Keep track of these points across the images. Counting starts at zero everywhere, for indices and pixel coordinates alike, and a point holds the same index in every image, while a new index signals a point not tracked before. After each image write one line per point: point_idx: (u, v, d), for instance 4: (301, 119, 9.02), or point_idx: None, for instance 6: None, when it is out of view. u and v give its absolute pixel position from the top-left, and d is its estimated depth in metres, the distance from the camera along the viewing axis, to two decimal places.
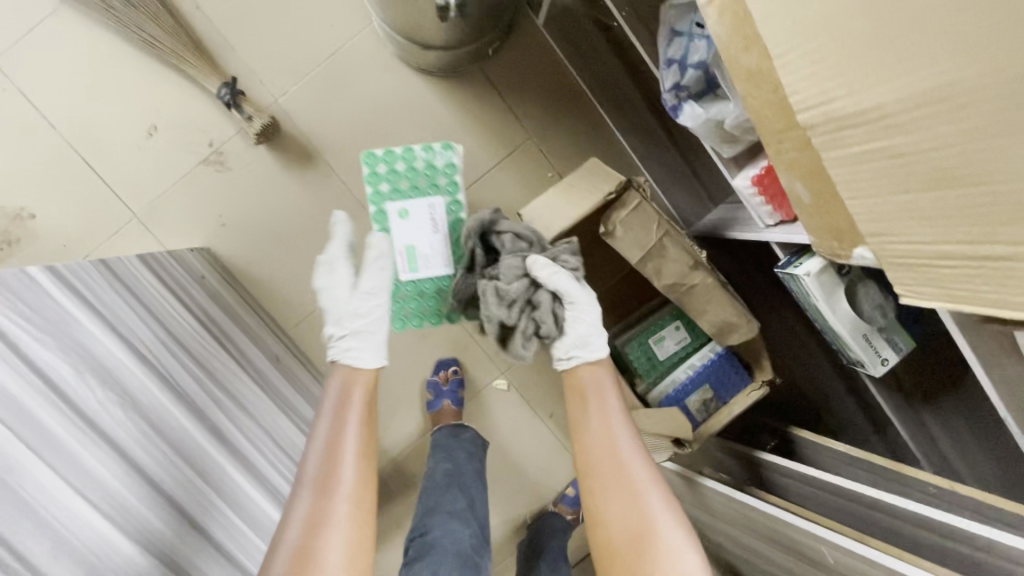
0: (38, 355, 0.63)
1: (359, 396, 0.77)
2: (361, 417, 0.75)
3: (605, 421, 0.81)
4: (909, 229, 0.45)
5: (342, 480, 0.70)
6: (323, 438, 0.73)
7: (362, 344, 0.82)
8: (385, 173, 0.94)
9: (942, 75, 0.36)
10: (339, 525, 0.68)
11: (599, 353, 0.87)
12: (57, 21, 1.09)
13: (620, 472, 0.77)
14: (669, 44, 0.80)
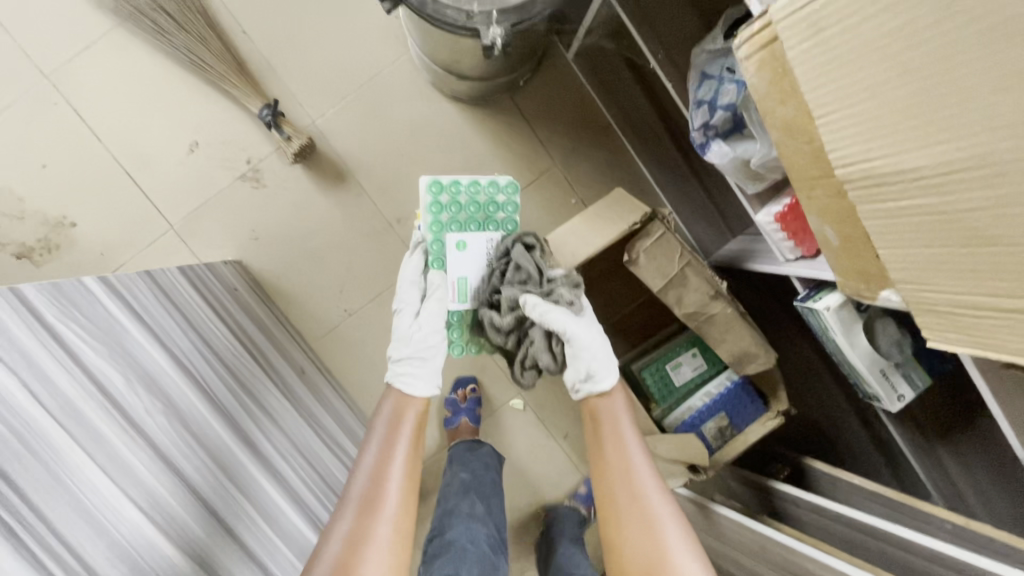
0: (90, 360, 0.65)
1: (410, 422, 0.81)
2: (410, 442, 0.78)
3: (619, 446, 0.81)
4: (940, 278, 0.48)
5: (384, 501, 0.72)
6: (371, 460, 0.76)
7: (418, 371, 0.85)
8: (447, 203, 0.89)
9: (979, 141, 0.39)
10: (377, 544, 0.70)
11: (603, 386, 0.85)
12: (110, 40, 1.14)
13: (636, 500, 0.77)
14: (700, 85, 0.84)
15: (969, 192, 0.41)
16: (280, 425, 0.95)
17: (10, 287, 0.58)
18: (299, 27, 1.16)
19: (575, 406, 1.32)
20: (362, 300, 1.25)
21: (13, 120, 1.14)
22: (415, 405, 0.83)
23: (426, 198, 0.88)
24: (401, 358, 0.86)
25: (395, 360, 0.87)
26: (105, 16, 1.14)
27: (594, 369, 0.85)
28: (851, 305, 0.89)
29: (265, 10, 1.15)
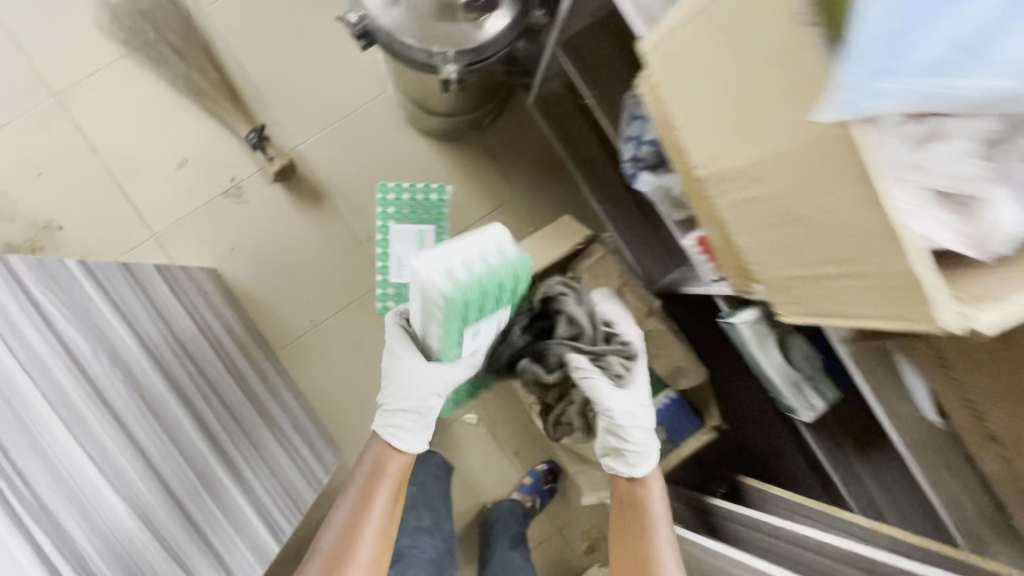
0: (63, 326, 0.72)
1: (391, 475, 0.85)
2: (386, 498, 0.83)
3: (645, 524, 0.86)
4: (781, 256, 0.54)
5: (354, 556, 0.79)
6: (343, 516, 0.82)
7: (410, 427, 0.87)
8: (464, 305, 0.65)
9: (774, 133, 0.47)
10: None
11: (636, 471, 0.90)
12: (116, 66, 1.27)
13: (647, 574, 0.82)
14: (630, 123, 0.97)
15: (777, 176, 0.48)
16: (238, 419, 1.00)
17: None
18: (289, 65, 1.30)
19: (527, 424, 1.38)
20: (329, 311, 1.33)
21: (20, 131, 1.25)
22: (396, 459, 0.86)
23: (432, 308, 0.67)
24: (395, 410, 0.86)
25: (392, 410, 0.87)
26: (114, 45, 1.27)
27: (631, 450, 0.90)
28: (764, 320, 1.00)
29: (259, 48, 1.29)
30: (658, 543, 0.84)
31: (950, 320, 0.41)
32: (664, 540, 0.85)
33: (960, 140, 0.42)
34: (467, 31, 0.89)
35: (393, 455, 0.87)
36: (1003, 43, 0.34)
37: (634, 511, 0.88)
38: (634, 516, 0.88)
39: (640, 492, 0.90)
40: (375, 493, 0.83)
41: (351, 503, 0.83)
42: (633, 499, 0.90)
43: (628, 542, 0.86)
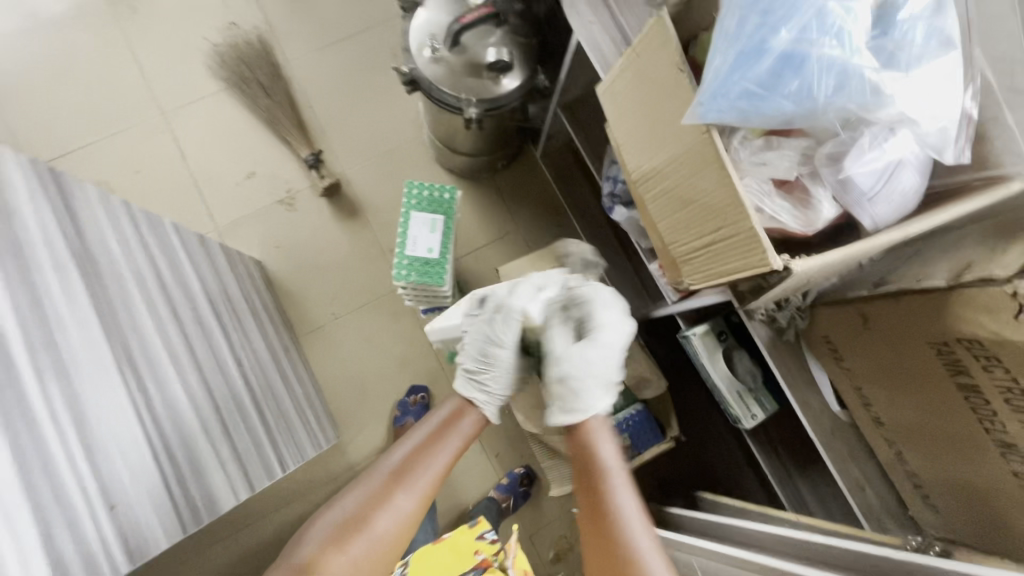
0: (156, 253, 0.94)
1: (467, 425, 0.88)
2: (458, 445, 0.85)
3: (596, 475, 0.80)
4: (682, 234, 0.75)
5: (417, 476, 0.78)
6: (418, 440, 0.83)
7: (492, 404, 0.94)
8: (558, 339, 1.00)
9: (667, 142, 0.70)
10: (396, 512, 0.75)
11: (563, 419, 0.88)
12: (214, 98, 1.61)
13: (606, 527, 0.75)
14: (609, 166, 1.22)
15: (672, 173, 0.71)
16: (263, 370, 1.18)
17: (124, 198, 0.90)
18: (347, 109, 1.63)
19: (509, 428, 1.51)
20: (349, 307, 1.55)
21: (129, 138, 1.57)
22: (472, 417, 0.90)
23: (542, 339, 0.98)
24: (495, 391, 0.93)
25: (491, 389, 0.93)
26: (216, 83, 1.62)
27: (560, 396, 0.88)
28: (712, 334, 1.15)
29: (327, 95, 1.63)
30: (613, 494, 0.77)
31: (773, 262, 0.61)
32: (620, 484, 0.79)
33: (786, 150, 0.65)
34: (488, 86, 1.18)
35: (469, 414, 0.90)
36: (785, 82, 0.58)
37: (584, 468, 0.83)
38: (584, 472, 0.82)
39: (589, 445, 0.86)
40: (450, 434, 0.86)
41: (424, 432, 0.85)
42: (585, 458, 0.84)
43: (588, 496, 0.80)
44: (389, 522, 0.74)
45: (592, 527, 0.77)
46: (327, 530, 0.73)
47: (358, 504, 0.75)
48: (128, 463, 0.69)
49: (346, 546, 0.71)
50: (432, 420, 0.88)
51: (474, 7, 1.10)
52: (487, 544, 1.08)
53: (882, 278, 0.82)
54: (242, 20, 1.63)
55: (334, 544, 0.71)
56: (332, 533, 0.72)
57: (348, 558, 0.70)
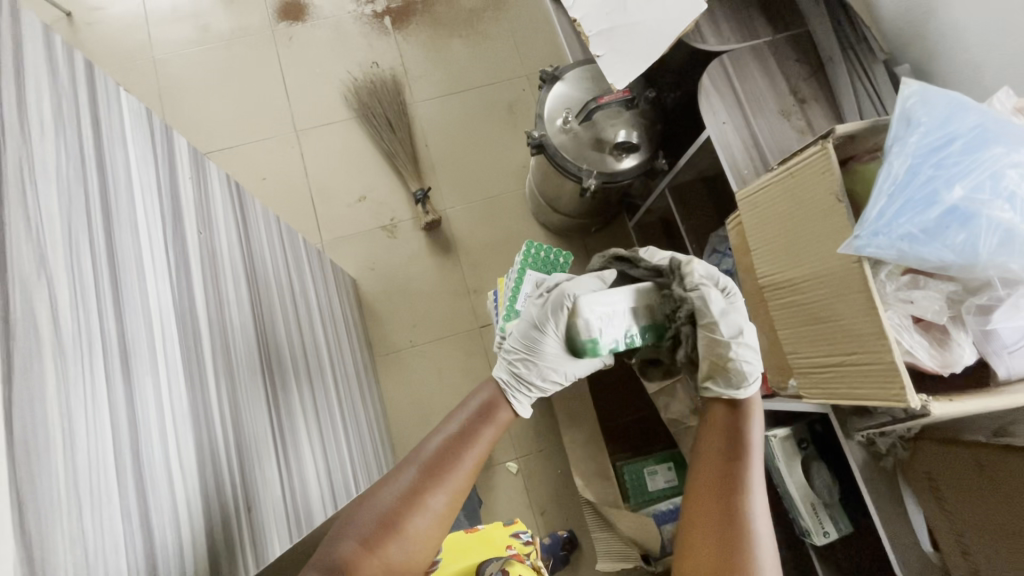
0: (290, 268, 1.02)
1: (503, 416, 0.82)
2: (494, 435, 0.79)
3: (741, 446, 0.73)
4: (805, 348, 0.77)
5: (451, 475, 0.72)
6: (452, 433, 0.76)
7: (524, 398, 0.86)
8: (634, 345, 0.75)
9: (810, 262, 0.73)
10: (429, 512, 0.70)
11: (739, 393, 0.77)
12: (343, 124, 1.76)
13: (734, 506, 0.67)
14: (710, 255, 1.25)
15: (810, 290, 0.73)
16: (347, 384, 1.23)
17: (272, 212, 1.00)
18: (459, 154, 1.74)
19: (558, 487, 1.49)
20: (426, 337, 1.61)
21: (262, 149, 1.73)
22: (503, 416, 0.82)
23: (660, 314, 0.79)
24: (526, 378, 0.87)
25: (514, 379, 0.87)
26: (348, 112, 1.77)
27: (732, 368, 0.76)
28: (792, 440, 1.13)
29: (443, 138, 1.75)
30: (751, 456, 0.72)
31: (912, 400, 0.61)
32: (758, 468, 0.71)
33: (935, 291, 0.66)
34: (609, 162, 1.25)
35: (504, 408, 0.83)
36: (950, 233, 0.60)
37: (724, 433, 0.75)
38: (731, 435, 0.74)
39: (735, 413, 0.77)
40: (483, 431, 0.78)
41: (457, 423, 0.78)
42: (726, 416, 0.77)
43: (723, 447, 0.73)
44: (423, 525, 0.69)
45: (715, 497, 0.68)
46: (366, 525, 0.67)
47: (395, 499, 0.69)
48: (263, 465, 0.71)
49: (386, 543, 0.66)
50: (460, 414, 0.81)
51: (614, 90, 1.20)
52: (521, 542, 1.06)
53: (1000, 429, 0.82)
54: (382, 60, 1.80)
55: (371, 544, 0.66)
56: (370, 532, 0.66)
57: (384, 559, 0.66)
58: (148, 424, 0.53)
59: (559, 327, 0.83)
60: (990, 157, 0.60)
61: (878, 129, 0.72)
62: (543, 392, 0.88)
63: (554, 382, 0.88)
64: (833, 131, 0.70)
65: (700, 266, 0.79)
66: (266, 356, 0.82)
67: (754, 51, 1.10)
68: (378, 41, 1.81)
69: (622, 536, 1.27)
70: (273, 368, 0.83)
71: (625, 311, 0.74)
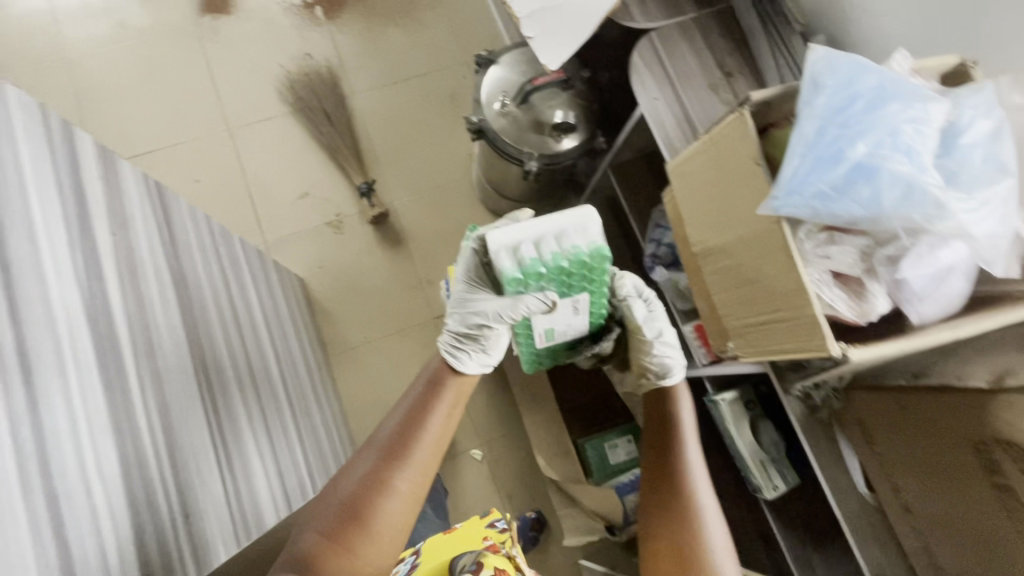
0: (225, 268, 0.98)
1: (449, 392, 0.80)
2: (448, 409, 0.78)
3: (673, 435, 0.79)
4: (737, 311, 0.80)
5: (412, 455, 0.72)
6: (404, 414, 0.76)
7: (467, 354, 0.84)
8: (546, 266, 0.69)
9: (736, 228, 0.76)
10: (396, 493, 0.70)
11: (665, 380, 0.84)
12: (279, 120, 1.70)
13: (677, 493, 0.73)
14: (653, 230, 1.28)
15: (738, 253, 0.76)
16: (298, 384, 1.19)
17: (202, 213, 0.97)
18: (403, 144, 1.71)
19: (523, 470, 1.50)
20: (382, 332, 1.59)
21: (194, 149, 1.65)
22: (455, 381, 0.82)
23: (587, 236, 0.70)
24: (463, 332, 0.85)
25: (452, 335, 0.86)
26: (283, 107, 1.70)
27: (653, 361, 0.85)
28: (739, 402, 1.18)
29: (385, 129, 1.72)
30: (685, 454, 0.76)
31: (832, 348, 0.65)
32: (693, 451, 0.77)
33: (850, 246, 0.70)
34: (549, 144, 1.25)
35: (452, 379, 0.82)
36: (857, 189, 0.64)
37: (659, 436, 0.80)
38: (662, 437, 0.79)
39: (666, 404, 0.83)
40: (436, 406, 0.78)
41: (408, 403, 0.78)
42: (659, 417, 0.82)
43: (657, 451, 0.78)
44: (393, 509, 0.69)
45: (661, 492, 0.74)
46: (330, 516, 0.67)
47: (356, 487, 0.69)
48: (202, 475, 0.69)
49: (354, 531, 0.66)
50: (411, 394, 0.80)
51: (548, 71, 1.21)
52: (497, 532, 1.10)
53: (922, 372, 0.85)
54: (316, 52, 1.74)
55: (338, 532, 0.66)
56: (335, 522, 0.66)
57: (353, 548, 0.65)
58: (59, 442, 0.51)
59: (475, 269, 0.84)
60: (888, 114, 0.63)
61: (790, 95, 0.74)
62: (480, 344, 0.84)
63: (484, 330, 0.83)
64: (750, 98, 0.72)
65: (631, 278, 0.88)
66: (200, 360, 0.79)
67: (681, 28, 1.13)
68: (311, 32, 1.75)
69: (587, 510, 1.30)
70: (210, 372, 0.80)
71: (525, 232, 0.70)
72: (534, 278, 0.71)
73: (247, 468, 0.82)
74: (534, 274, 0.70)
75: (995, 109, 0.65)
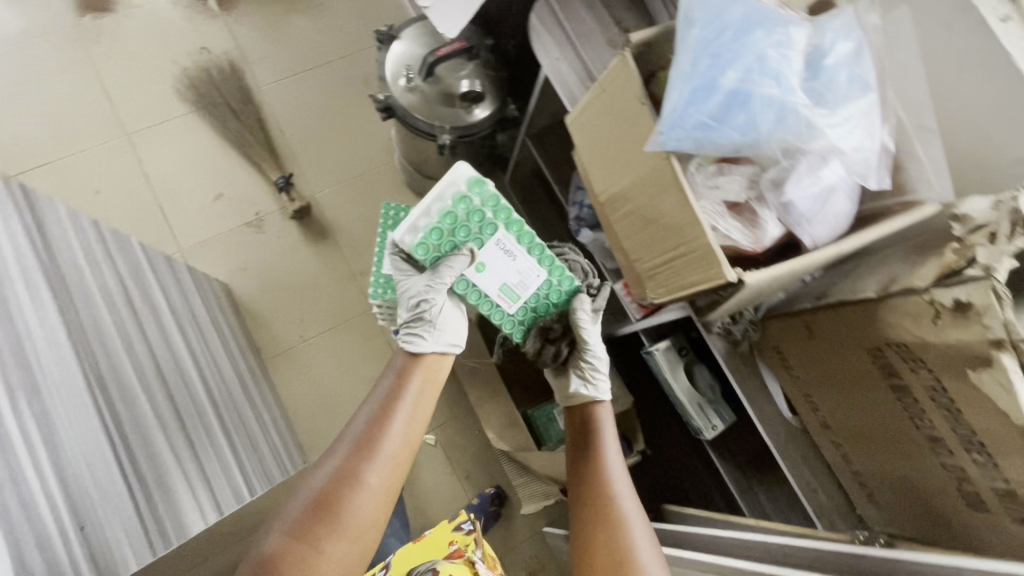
0: (122, 271, 0.92)
1: (419, 381, 0.78)
2: (419, 400, 0.75)
3: (594, 444, 0.83)
4: (644, 255, 0.82)
5: (383, 449, 0.69)
6: (375, 407, 0.73)
7: (424, 336, 0.81)
8: (447, 223, 0.78)
9: (632, 171, 0.77)
10: (367, 488, 0.67)
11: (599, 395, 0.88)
12: (181, 120, 1.60)
13: (604, 502, 0.77)
14: (574, 192, 1.28)
15: (636, 195, 0.77)
16: (228, 387, 1.13)
17: (91, 218, 0.90)
18: (319, 134, 1.65)
19: (478, 449, 1.50)
20: (317, 329, 1.53)
21: (90, 159, 1.54)
22: (421, 369, 0.79)
23: (464, 180, 0.77)
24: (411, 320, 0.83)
25: (404, 325, 0.83)
26: (184, 105, 1.61)
27: (596, 373, 0.88)
28: (673, 350, 1.21)
29: (298, 120, 1.65)
30: (605, 459, 0.81)
31: (729, 274, 0.67)
32: (613, 454, 0.82)
33: (738, 176, 0.72)
34: (460, 115, 1.23)
35: (418, 370, 0.79)
36: (733, 116, 0.65)
37: (584, 443, 0.84)
38: (584, 447, 0.84)
39: (591, 415, 0.88)
40: (405, 397, 0.75)
41: (380, 397, 0.75)
42: (583, 428, 0.87)
43: (580, 462, 0.82)
44: (362, 506, 0.66)
45: (586, 499, 0.79)
46: (298, 515, 0.65)
47: (325, 484, 0.67)
48: (96, 480, 0.67)
49: (323, 532, 0.64)
50: (381, 387, 0.77)
51: (450, 41, 1.14)
52: (461, 534, 1.10)
53: (823, 293, 0.88)
54: (213, 45, 1.65)
55: (306, 531, 0.64)
56: (302, 521, 0.64)
57: (323, 549, 0.63)
58: None
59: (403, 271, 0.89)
60: (754, 41, 0.65)
61: (671, 36, 0.76)
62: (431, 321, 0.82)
63: (430, 305, 0.82)
64: (630, 41, 0.73)
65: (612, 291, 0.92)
66: (92, 369, 0.73)
67: None
68: (205, 25, 1.66)
69: (541, 476, 1.31)
70: (106, 380, 0.75)
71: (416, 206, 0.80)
72: (441, 234, 0.79)
73: (164, 475, 0.77)
74: (437, 242, 0.80)
75: (855, 30, 0.68)
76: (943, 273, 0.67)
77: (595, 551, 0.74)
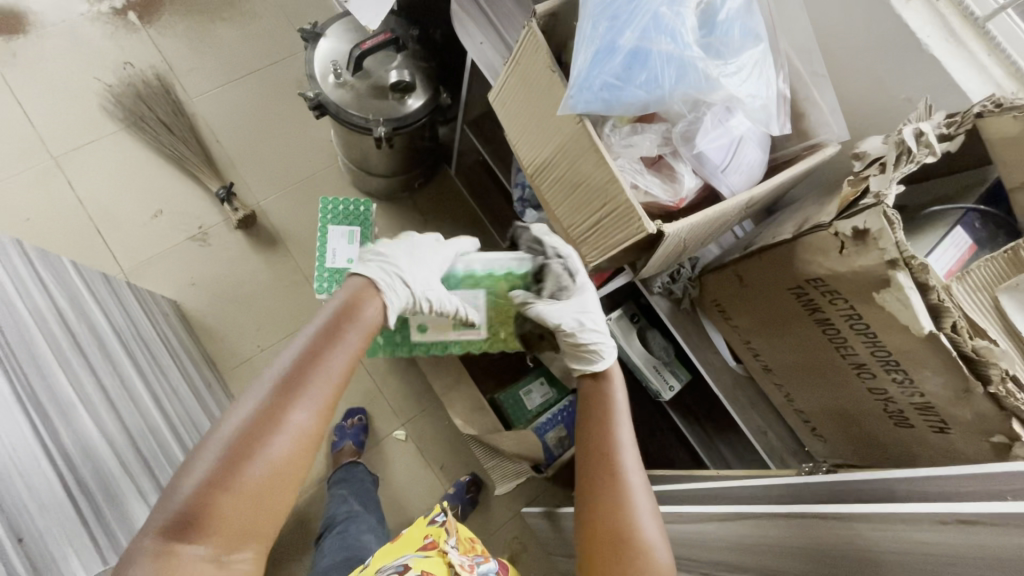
0: (51, 289, 0.89)
1: (365, 314, 0.67)
2: (359, 335, 0.64)
3: (602, 413, 0.76)
4: (573, 221, 0.84)
5: (316, 385, 0.58)
6: (308, 340, 0.61)
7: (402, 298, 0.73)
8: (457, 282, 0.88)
9: (553, 138, 0.79)
10: (297, 431, 0.56)
11: (595, 365, 0.81)
12: (111, 138, 1.55)
13: (609, 479, 0.71)
14: (515, 175, 1.31)
15: (561, 160, 0.79)
16: (181, 400, 1.10)
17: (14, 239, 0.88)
18: (256, 141, 1.63)
19: (449, 439, 1.51)
20: (275, 338, 1.51)
21: (16, 187, 1.48)
22: (373, 305, 0.68)
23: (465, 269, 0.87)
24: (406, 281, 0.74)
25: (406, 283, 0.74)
26: (113, 124, 1.56)
27: (583, 349, 0.81)
28: (625, 318, 1.25)
29: (234, 129, 1.62)
30: (614, 431, 0.74)
31: (648, 226, 0.70)
32: (623, 424, 0.75)
33: (651, 133, 0.76)
34: (393, 107, 1.23)
35: (371, 301, 0.69)
36: (637, 76, 0.68)
37: (591, 412, 0.78)
38: (591, 416, 0.77)
39: (596, 384, 0.81)
40: (347, 331, 0.63)
41: (314, 329, 0.62)
42: (590, 395, 0.80)
43: (586, 434, 0.76)
44: (292, 452, 0.55)
45: (591, 474, 0.73)
46: (212, 462, 0.52)
47: (245, 424, 0.54)
48: (37, 497, 0.66)
49: (236, 480, 0.51)
50: (317, 316, 0.64)
51: (373, 34, 1.16)
52: (436, 527, 1.04)
53: (750, 243, 0.93)
54: (136, 59, 1.61)
55: (224, 480, 0.51)
56: (219, 471, 0.51)
57: (245, 502, 0.52)
58: None
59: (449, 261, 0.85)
60: (647, 2, 0.68)
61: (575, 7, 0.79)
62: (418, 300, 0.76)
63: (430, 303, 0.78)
64: (536, 12, 0.76)
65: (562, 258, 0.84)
66: (22, 386, 0.71)
67: None
68: (128, 40, 1.61)
69: (511, 456, 1.33)
70: (39, 396, 0.73)
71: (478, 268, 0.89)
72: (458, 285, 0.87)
73: (113, 491, 0.76)
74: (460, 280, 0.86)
75: None
76: (843, 205, 0.72)
77: (596, 531, 0.69)
